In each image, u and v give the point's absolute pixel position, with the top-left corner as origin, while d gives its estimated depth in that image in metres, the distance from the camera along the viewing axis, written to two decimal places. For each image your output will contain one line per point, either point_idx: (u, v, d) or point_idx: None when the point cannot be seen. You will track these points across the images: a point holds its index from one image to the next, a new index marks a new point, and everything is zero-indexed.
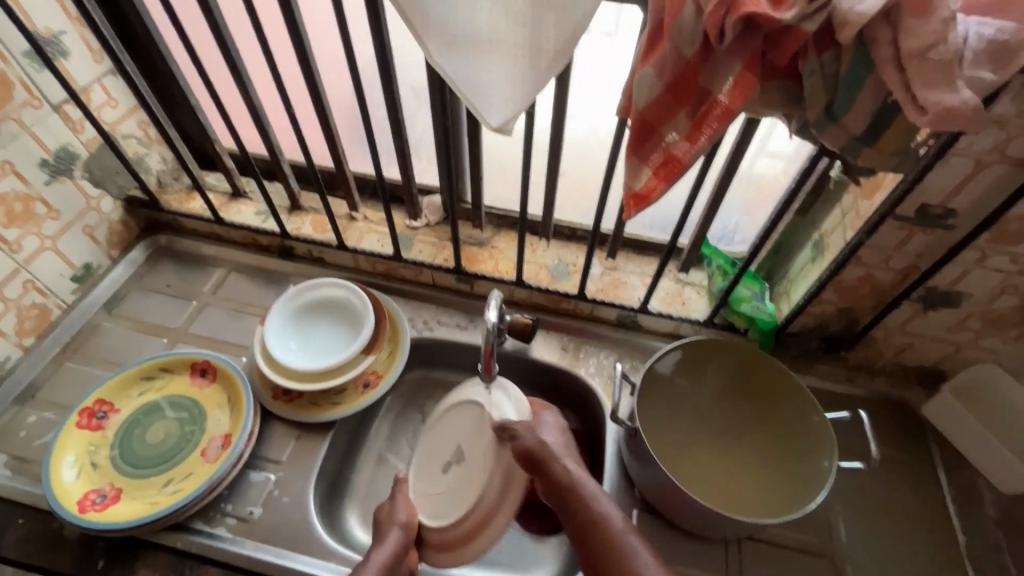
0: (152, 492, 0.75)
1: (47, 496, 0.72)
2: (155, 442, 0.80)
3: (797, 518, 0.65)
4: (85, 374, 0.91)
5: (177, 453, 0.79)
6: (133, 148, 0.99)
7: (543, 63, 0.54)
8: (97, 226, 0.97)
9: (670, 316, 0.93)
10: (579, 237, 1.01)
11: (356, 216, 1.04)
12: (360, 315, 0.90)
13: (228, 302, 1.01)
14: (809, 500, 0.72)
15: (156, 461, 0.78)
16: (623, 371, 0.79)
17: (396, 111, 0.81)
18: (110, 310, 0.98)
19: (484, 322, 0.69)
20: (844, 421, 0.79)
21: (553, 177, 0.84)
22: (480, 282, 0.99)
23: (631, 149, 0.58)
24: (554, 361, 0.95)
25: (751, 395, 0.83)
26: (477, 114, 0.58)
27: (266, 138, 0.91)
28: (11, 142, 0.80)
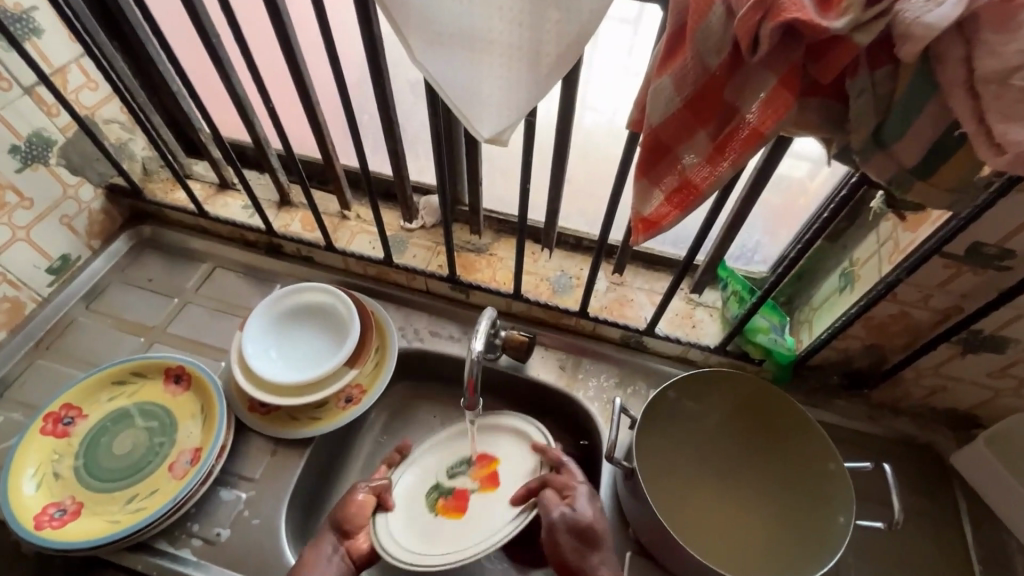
0: (114, 508, 0.71)
1: (4, 509, 0.68)
2: (122, 452, 0.76)
3: None
4: (58, 372, 0.87)
5: (144, 465, 0.75)
6: (115, 133, 0.93)
7: (543, 67, 0.46)
8: (77, 215, 0.92)
9: (678, 340, 0.86)
10: (585, 248, 0.94)
11: (347, 215, 0.98)
12: (346, 323, 0.85)
13: (210, 300, 0.96)
14: (821, 561, 0.65)
15: (121, 474, 0.74)
16: (623, 406, 0.72)
17: (388, 107, 0.74)
18: (89, 305, 0.94)
19: (469, 353, 0.62)
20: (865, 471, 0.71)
21: (557, 185, 0.76)
22: (475, 292, 0.92)
23: (642, 169, 0.51)
24: (550, 381, 0.89)
25: (761, 433, 0.77)
26: (468, 123, 0.51)
27: (252, 129, 0.85)
28: None
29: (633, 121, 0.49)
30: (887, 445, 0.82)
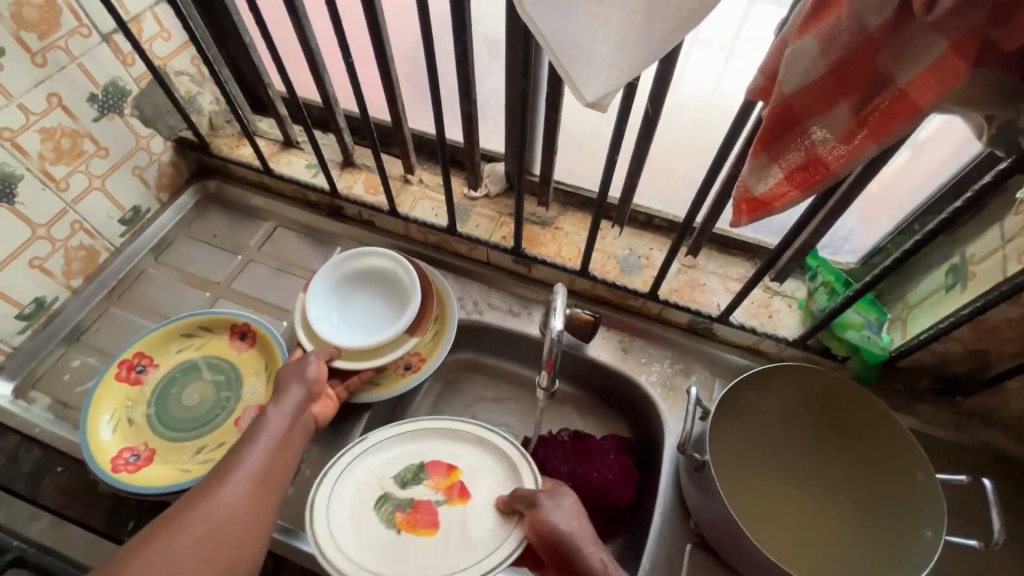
0: (183, 458, 0.73)
1: (83, 451, 0.71)
2: (190, 404, 0.78)
3: None
4: (129, 322, 0.89)
5: (212, 419, 0.76)
6: (185, 86, 0.93)
7: (664, 26, 0.41)
8: (148, 167, 0.93)
9: (752, 330, 0.81)
10: (656, 226, 0.89)
11: (411, 179, 0.95)
12: (406, 290, 0.83)
13: (273, 260, 0.96)
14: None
15: (190, 425, 0.76)
16: (698, 395, 0.68)
17: (467, 66, 0.70)
18: (157, 257, 0.96)
19: (546, 330, 0.60)
20: (956, 484, 0.66)
21: (640, 157, 0.72)
22: (537, 266, 0.89)
23: (761, 144, 0.46)
24: (612, 363, 0.86)
25: (843, 437, 0.72)
26: (570, 83, 0.46)
27: (322, 86, 0.82)
28: (58, 73, 0.75)
29: (757, 89, 0.44)
30: (975, 457, 0.76)
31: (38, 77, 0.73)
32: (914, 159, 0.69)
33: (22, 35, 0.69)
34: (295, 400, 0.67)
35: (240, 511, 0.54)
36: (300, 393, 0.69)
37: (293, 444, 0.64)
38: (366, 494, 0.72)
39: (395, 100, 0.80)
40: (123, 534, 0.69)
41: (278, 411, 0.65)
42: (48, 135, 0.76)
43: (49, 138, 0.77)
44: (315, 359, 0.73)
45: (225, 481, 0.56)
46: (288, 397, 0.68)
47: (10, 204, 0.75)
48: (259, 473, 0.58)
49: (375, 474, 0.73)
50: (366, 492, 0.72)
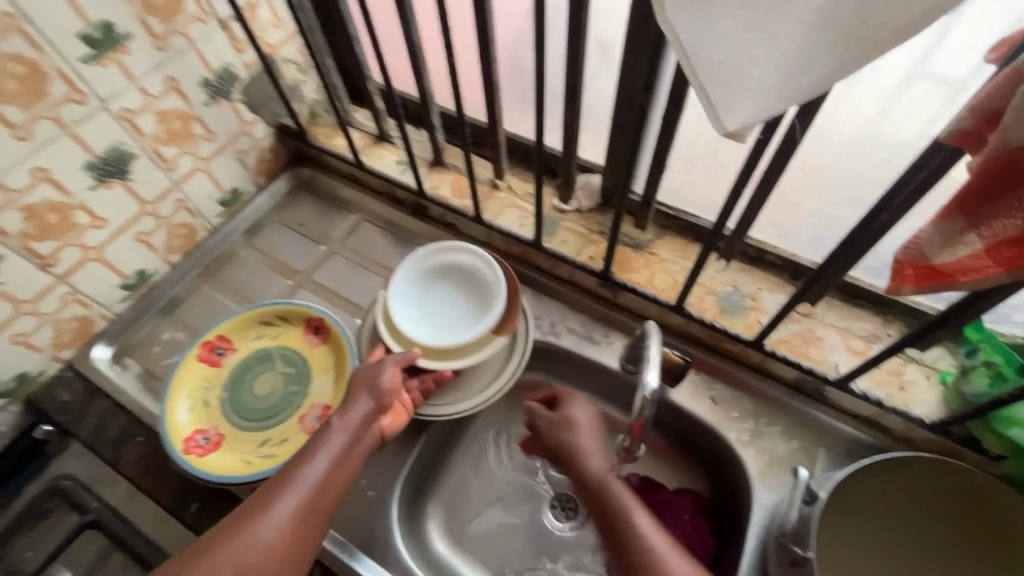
0: (248, 449, 0.73)
1: (160, 427, 0.73)
2: (261, 393, 0.78)
3: None
4: (217, 301, 0.92)
5: (279, 413, 0.77)
6: (291, 74, 0.93)
7: (851, 47, 0.32)
8: (249, 151, 0.95)
9: (876, 402, 0.68)
10: (768, 264, 0.78)
11: (500, 185, 0.90)
12: (493, 290, 0.79)
13: (354, 254, 0.95)
14: None
15: (258, 415, 0.76)
16: (804, 475, 0.58)
17: (577, 72, 0.63)
18: (249, 240, 0.98)
19: (640, 387, 0.53)
20: None
21: (765, 190, 0.62)
22: (625, 294, 0.81)
23: (956, 202, 0.36)
24: (697, 413, 0.77)
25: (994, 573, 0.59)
26: (708, 108, 0.38)
27: (421, 83, 0.79)
28: (176, 57, 0.77)
29: (963, 132, 0.34)
30: None
31: (158, 61, 0.75)
32: None
33: (148, 20, 0.72)
34: (357, 418, 0.64)
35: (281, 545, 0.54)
36: (362, 410, 0.65)
37: (347, 464, 0.62)
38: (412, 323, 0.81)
39: (494, 103, 0.75)
40: (186, 514, 0.71)
41: (340, 426, 0.62)
42: (163, 117, 0.79)
43: (164, 120, 0.79)
44: (389, 366, 0.68)
45: (270, 506, 0.55)
46: (355, 408, 0.64)
47: (125, 180, 0.78)
48: (307, 498, 0.57)
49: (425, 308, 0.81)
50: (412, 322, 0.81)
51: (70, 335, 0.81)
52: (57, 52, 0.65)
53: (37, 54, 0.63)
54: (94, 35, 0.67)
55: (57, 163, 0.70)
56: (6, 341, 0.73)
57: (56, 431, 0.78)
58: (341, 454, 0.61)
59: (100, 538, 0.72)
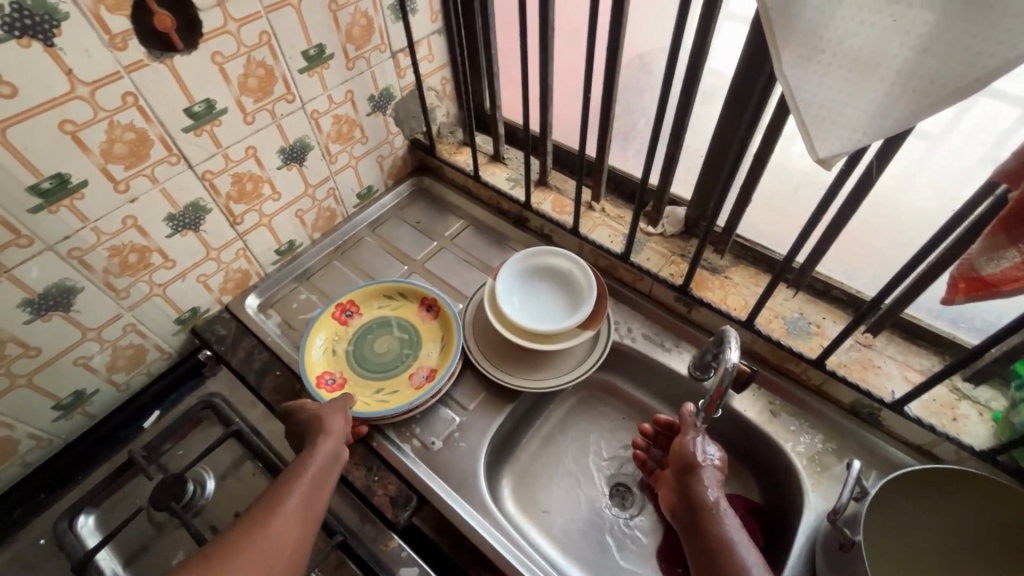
0: (365, 393, 0.88)
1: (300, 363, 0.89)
2: (378, 352, 0.94)
3: None
4: (344, 274, 1.09)
5: (391, 370, 0.92)
6: (432, 99, 1.14)
7: (917, 103, 0.45)
8: (387, 157, 1.15)
9: (929, 427, 0.75)
10: (834, 298, 0.87)
11: (595, 206, 1.05)
12: (583, 291, 0.92)
13: (460, 251, 1.11)
14: None
15: (376, 368, 0.92)
16: (858, 473, 0.65)
17: (685, 114, 0.78)
18: (374, 229, 1.16)
19: (722, 362, 0.67)
20: None
21: (840, 226, 0.73)
22: (700, 308, 0.92)
23: (1000, 224, 0.46)
24: (756, 421, 0.85)
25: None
26: (806, 139, 0.51)
27: (545, 114, 0.96)
28: (358, 76, 0.97)
29: (1008, 171, 0.44)
30: None
31: (345, 77, 0.96)
32: None
33: (347, 45, 0.92)
34: (326, 454, 0.71)
35: (281, 547, 0.61)
36: (328, 445, 0.72)
37: (323, 490, 0.69)
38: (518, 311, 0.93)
39: (605, 135, 0.90)
40: None
41: (312, 465, 0.69)
42: (338, 120, 0.99)
43: (337, 123, 0.99)
44: (340, 410, 0.78)
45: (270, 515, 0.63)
46: (322, 450, 0.71)
47: (301, 166, 0.98)
48: (297, 507, 0.65)
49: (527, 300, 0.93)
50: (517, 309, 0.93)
51: (233, 283, 0.99)
52: (286, 63, 0.85)
53: (274, 63, 0.83)
54: (311, 53, 0.88)
55: (263, 145, 0.89)
56: (193, 277, 0.92)
57: (213, 356, 0.96)
58: (316, 480, 0.68)
59: (236, 448, 0.87)
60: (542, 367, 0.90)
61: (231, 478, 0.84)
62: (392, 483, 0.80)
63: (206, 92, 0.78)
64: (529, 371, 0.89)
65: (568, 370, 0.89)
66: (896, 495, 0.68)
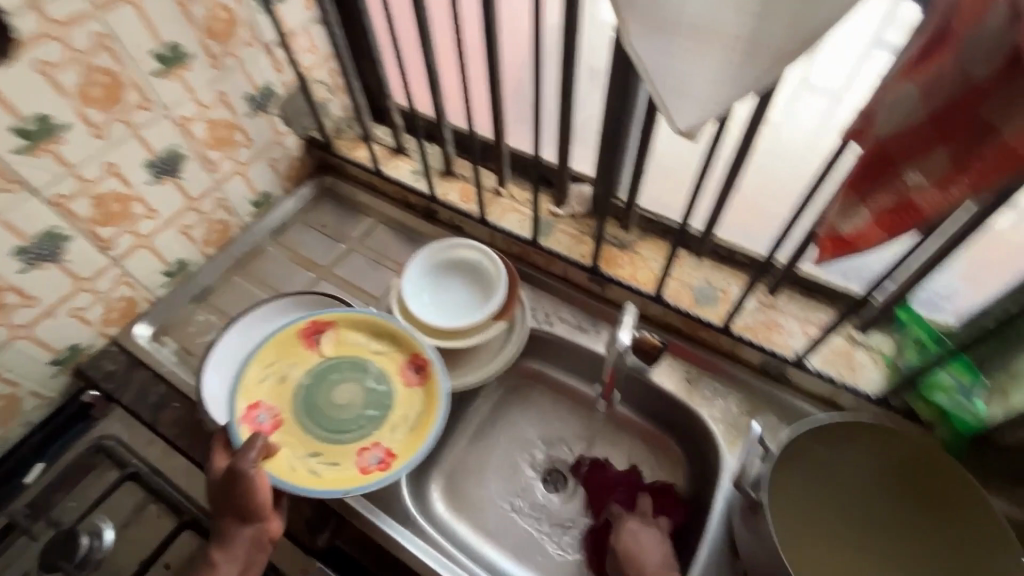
0: (299, 455, 0.78)
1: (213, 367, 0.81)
2: (335, 401, 0.83)
3: None
4: (245, 290, 1.02)
5: (342, 435, 0.81)
6: (321, 93, 1.07)
7: (759, 66, 0.44)
8: (280, 159, 1.07)
9: (828, 379, 0.78)
10: (738, 262, 0.88)
11: (502, 192, 1.02)
12: (493, 284, 0.90)
13: (369, 251, 1.06)
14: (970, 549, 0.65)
15: (337, 425, 0.81)
16: (759, 434, 0.67)
17: (569, 92, 0.75)
18: (276, 237, 1.09)
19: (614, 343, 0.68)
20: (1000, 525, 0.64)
21: (728, 192, 0.73)
22: (612, 287, 0.92)
23: (850, 183, 0.47)
24: (673, 391, 0.86)
25: (948, 574, 0.65)
26: (664, 110, 0.50)
27: (436, 101, 0.92)
28: (228, 75, 0.90)
29: (852, 130, 0.45)
30: None
31: (212, 77, 0.88)
32: None
33: (208, 42, 0.84)
34: (247, 537, 0.68)
35: None
36: (243, 529, 0.68)
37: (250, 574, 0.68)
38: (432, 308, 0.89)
39: (498, 119, 0.87)
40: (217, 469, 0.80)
41: (225, 558, 0.67)
42: (212, 125, 0.91)
43: (212, 128, 0.91)
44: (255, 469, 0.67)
45: None
46: (237, 537, 0.68)
47: (176, 178, 0.90)
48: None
49: (439, 298, 0.90)
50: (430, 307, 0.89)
51: (118, 313, 0.91)
52: (135, 67, 0.77)
53: (119, 68, 0.75)
54: (164, 53, 0.80)
55: (124, 160, 0.81)
56: (64, 313, 0.83)
57: (102, 395, 0.88)
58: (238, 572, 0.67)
59: (137, 492, 0.80)
60: (460, 363, 0.88)
61: (134, 525, 0.78)
62: (307, 505, 0.76)
63: (38, 106, 0.69)
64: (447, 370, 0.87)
65: (487, 364, 0.87)
66: (799, 451, 0.71)
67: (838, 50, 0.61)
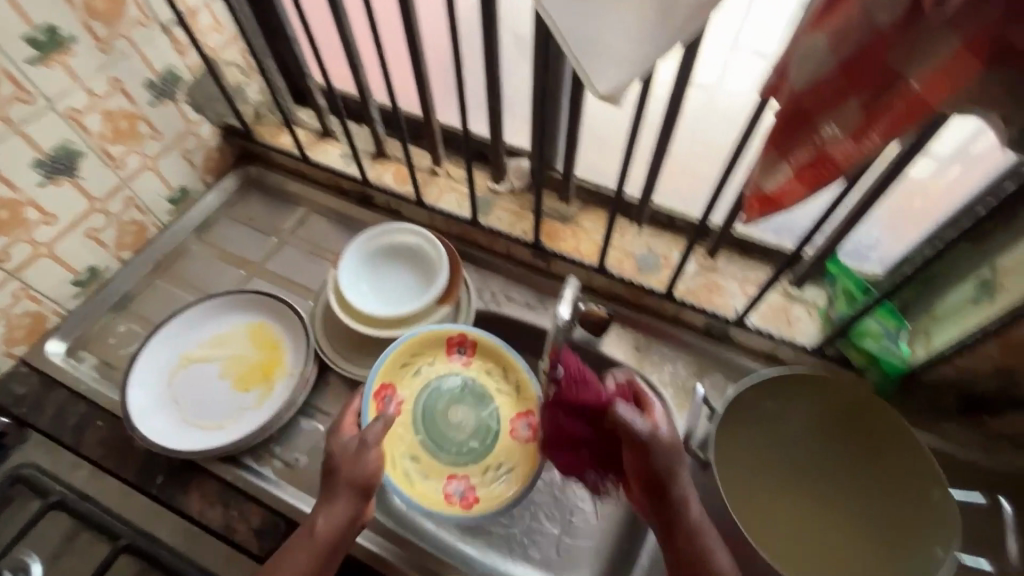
0: (400, 453, 0.78)
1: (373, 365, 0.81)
2: (453, 421, 0.82)
3: None
4: (170, 294, 0.95)
5: (442, 447, 0.80)
6: (234, 76, 0.99)
7: (673, 23, 0.43)
8: (195, 150, 0.99)
9: (768, 335, 0.81)
10: (677, 227, 0.89)
11: (438, 171, 0.98)
12: (434, 268, 0.87)
13: (303, 243, 1.01)
14: (898, 479, 0.69)
15: (439, 435, 0.81)
16: (704, 395, 0.68)
17: (494, 63, 0.72)
18: (201, 235, 1.02)
19: (555, 318, 0.63)
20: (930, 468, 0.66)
21: (661, 157, 0.73)
22: (556, 261, 0.90)
23: (771, 139, 0.46)
24: (623, 360, 0.86)
25: (883, 513, 0.70)
26: (583, 73, 0.47)
27: (358, 78, 0.86)
28: (121, 60, 0.81)
29: (769, 86, 0.45)
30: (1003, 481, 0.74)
31: (102, 63, 0.79)
32: (964, 172, 0.65)
33: (91, 24, 0.76)
34: (338, 521, 0.63)
35: None
36: (348, 505, 0.64)
37: (335, 558, 0.62)
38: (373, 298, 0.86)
39: (425, 93, 0.83)
40: (152, 486, 0.75)
41: (323, 532, 0.62)
42: (109, 117, 0.83)
43: (110, 119, 0.83)
44: (374, 445, 0.67)
45: None
46: (337, 511, 0.63)
47: (74, 178, 0.82)
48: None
49: (378, 286, 0.86)
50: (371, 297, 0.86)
51: (22, 332, 0.83)
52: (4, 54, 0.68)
53: None
54: (40, 38, 0.71)
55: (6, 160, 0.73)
56: None
57: (14, 422, 0.81)
58: (324, 553, 0.61)
59: (66, 520, 0.74)
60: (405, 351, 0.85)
61: (64, 557, 0.73)
62: (255, 513, 0.73)
63: None
64: None
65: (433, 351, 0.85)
66: (742, 406, 0.72)
67: (759, 5, 0.60)
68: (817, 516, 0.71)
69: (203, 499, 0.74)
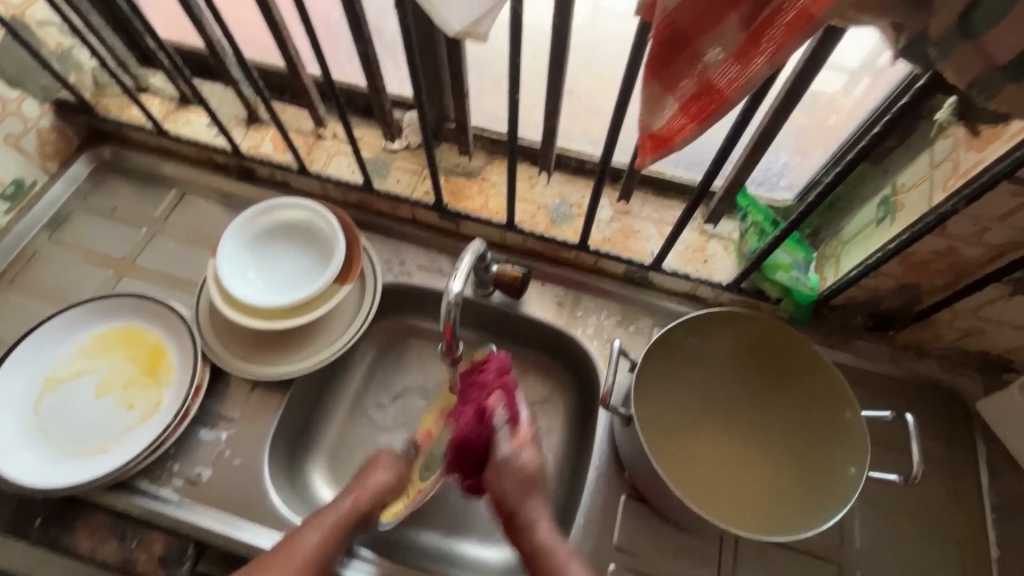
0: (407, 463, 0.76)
1: None
2: None
3: (813, 514, 0.66)
4: (24, 308, 0.82)
5: None
6: (55, 39, 0.83)
7: None
8: (23, 134, 0.83)
9: (687, 276, 0.78)
10: (588, 171, 0.83)
11: (323, 134, 0.88)
12: (328, 241, 0.78)
13: (179, 230, 0.88)
14: (810, 399, 0.71)
15: None
16: (621, 348, 0.65)
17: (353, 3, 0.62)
18: (52, 234, 0.87)
19: (446, 294, 0.60)
20: (839, 389, 0.67)
21: (554, 98, 0.66)
22: (465, 222, 0.83)
23: (651, 71, 0.40)
24: (547, 319, 0.81)
25: (799, 432, 0.72)
26: (431, 9, 0.39)
27: (201, 30, 0.73)
28: None
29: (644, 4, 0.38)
30: (910, 389, 0.77)
31: None
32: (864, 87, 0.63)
33: None
34: (367, 494, 0.62)
35: None
36: (386, 481, 0.64)
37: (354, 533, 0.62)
38: (261, 286, 0.76)
39: (283, 43, 0.72)
40: (31, 530, 0.67)
41: (357, 500, 0.61)
42: None
43: None
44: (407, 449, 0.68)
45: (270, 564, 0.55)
46: (372, 483, 0.63)
47: None
48: (326, 545, 0.58)
49: (266, 272, 0.77)
50: (256, 285, 0.76)
51: None
52: None
53: None
54: None
55: None
56: None
57: None
58: (357, 524, 0.61)
59: None
60: (307, 341, 0.77)
61: None
62: (157, 540, 0.67)
63: None
64: (294, 351, 0.77)
65: (340, 336, 0.78)
66: (656, 350, 0.72)
67: None
68: (739, 444, 0.75)
69: (94, 533, 0.67)
